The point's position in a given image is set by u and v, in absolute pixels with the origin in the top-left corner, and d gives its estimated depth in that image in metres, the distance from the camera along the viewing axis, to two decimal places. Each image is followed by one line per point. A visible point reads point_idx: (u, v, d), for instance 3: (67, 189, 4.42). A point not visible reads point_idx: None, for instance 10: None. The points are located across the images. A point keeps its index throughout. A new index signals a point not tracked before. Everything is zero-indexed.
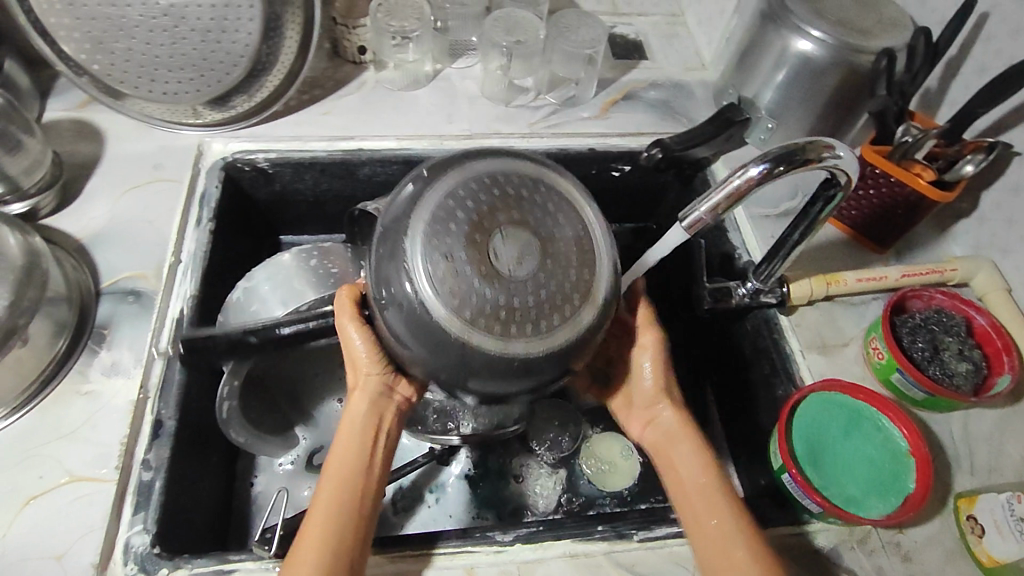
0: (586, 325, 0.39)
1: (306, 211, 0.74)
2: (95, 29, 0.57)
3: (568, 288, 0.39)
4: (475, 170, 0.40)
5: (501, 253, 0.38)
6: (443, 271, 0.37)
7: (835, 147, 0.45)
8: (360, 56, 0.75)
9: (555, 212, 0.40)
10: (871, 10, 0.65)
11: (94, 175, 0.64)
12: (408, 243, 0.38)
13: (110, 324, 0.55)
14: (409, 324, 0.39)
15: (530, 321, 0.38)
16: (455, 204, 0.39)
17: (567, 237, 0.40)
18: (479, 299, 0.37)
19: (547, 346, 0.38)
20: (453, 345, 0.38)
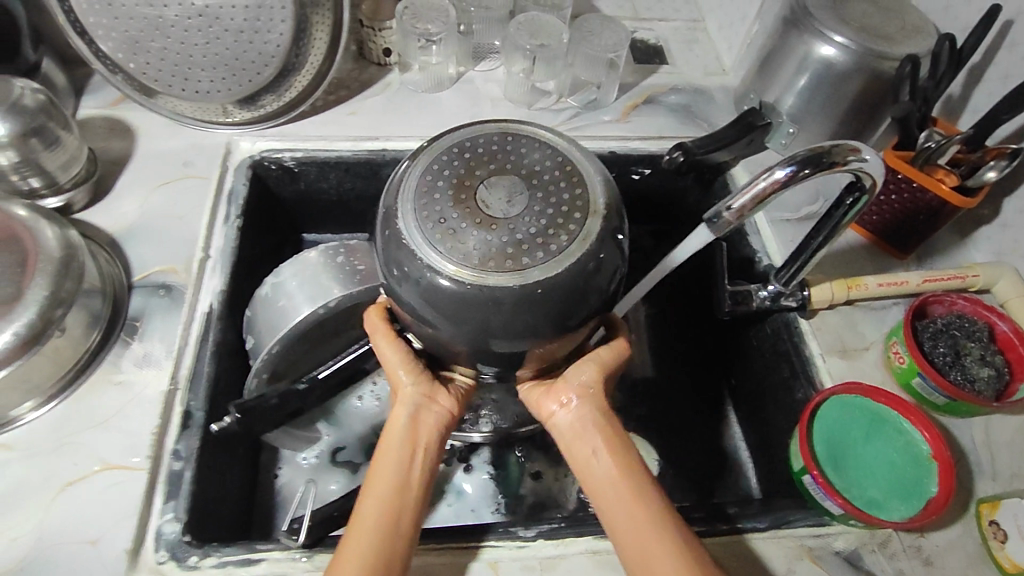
0: (596, 236, 0.38)
1: (329, 210, 0.75)
2: (133, 28, 0.58)
3: (566, 206, 0.38)
4: (444, 143, 0.41)
5: (490, 198, 0.38)
6: (444, 238, 0.37)
7: (861, 151, 0.45)
8: (385, 58, 0.76)
9: (530, 153, 0.40)
10: (894, 16, 0.65)
11: (127, 172, 0.65)
12: (403, 225, 0.39)
13: (141, 317, 0.56)
14: (425, 299, 0.38)
15: (540, 245, 0.37)
16: (434, 177, 0.39)
17: (553, 168, 0.40)
18: (484, 246, 0.37)
19: (561, 263, 0.37)
20: (474, 297, 0.37)
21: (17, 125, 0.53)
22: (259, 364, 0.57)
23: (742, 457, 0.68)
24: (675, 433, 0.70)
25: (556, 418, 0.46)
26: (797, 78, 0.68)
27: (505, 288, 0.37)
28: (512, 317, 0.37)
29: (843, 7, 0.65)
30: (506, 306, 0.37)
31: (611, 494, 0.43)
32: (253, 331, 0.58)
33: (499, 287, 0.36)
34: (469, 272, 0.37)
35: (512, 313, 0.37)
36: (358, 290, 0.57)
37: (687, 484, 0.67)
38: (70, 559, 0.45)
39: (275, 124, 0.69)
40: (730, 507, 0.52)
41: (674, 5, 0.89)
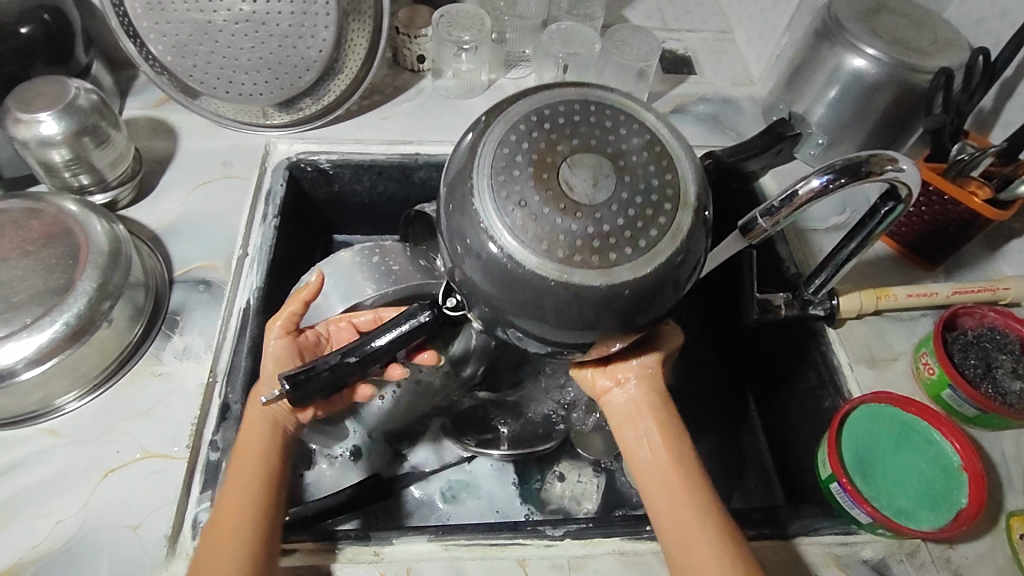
0: (687, 230, 0.37)
1: (361, 212, 0.77)
2: (183, 33, 0.61)
3: (657, 196, 0.37)
4: (522, 112, 0.39)
5: (575, 181, 0.36)
6: (526, 223, 0.36)
7: (897, 160, 0.45)
8: (419, 65, 0.78)
9: (617, 128, 0.38)
10: (926, 29, 0.65)
11: (169, 171, 0.67)
12: (477, 202, 0.37)
13: (182, 311, 0.58)
14: (491, 278, 0.37)
15: (627, 240, 0.36)
16: (510, 151, 0.37)
17: (641, 150, 0.38)
18: (567, 236, 0.35)
19: (652, 263, 0.36)
20: (559, 293, 0.36)
21: (71, 123, 0.56)
22: None
23: (766, 466, 0.68)
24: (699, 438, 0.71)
25: (617, 396, 0.51)
26: (827, 90, 0.69)
27: (581, 286, 0.36)
28: (571, 312, 0.37)
29: (875, 20, 0.66)
30: (572, 297, 0.36)
31: (657, 469, 0.47)
32: None
33: (574, 283, 0.36)
34: (548, 261, 0.36)
35: (577, 308, 0.37)
36: (393, 290, 0.58)
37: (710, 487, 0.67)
38: (112, 543, 0.46)
39: (313, 127, 0.71)
40: (759, 512, 0.52)
41: (703, 17, 0.90)
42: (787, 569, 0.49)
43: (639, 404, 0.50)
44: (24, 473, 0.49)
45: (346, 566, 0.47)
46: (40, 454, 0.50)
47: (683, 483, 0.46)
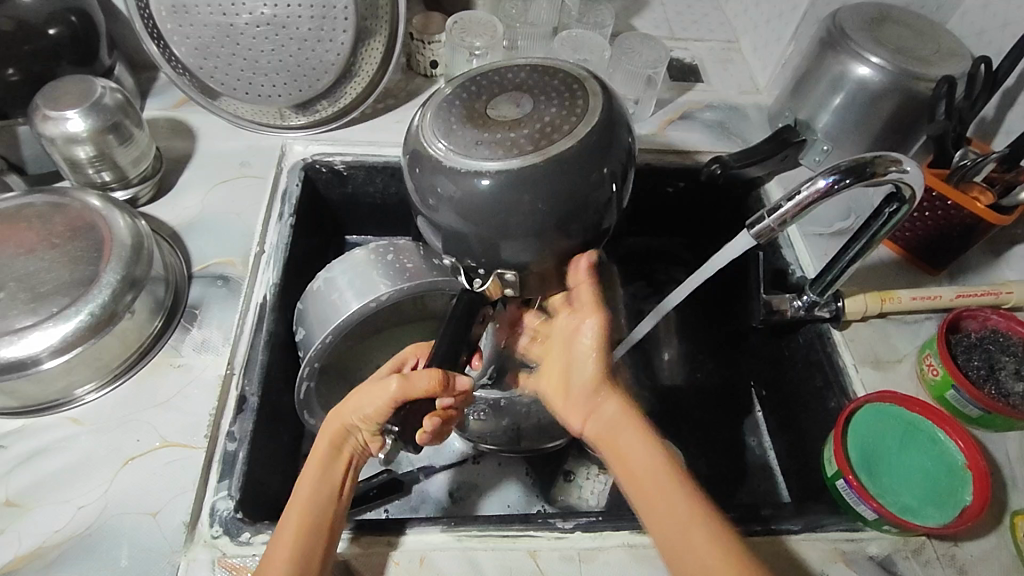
0: (599, 92, 0.46)
1: (372, 213, 0.78)
2: (205, 36, 0.63)
3: (562, 88, 0.46)
4: (434, 103, 0.47)
5: (503, 109, 0.44)
6: (485, 152, 0.43)
7: (902, 162, 0.47)
8: (432, 70, 0.80)
9: (509, 71, 0.47)
10: (930, 39, 0.67)
11: (188, 170, 0.69)
12: (439, 159, 0.44)
13: (201, 305, 0.59)
14: (470, 214, 0.44)
15: (568, 116, 0.44)
16: (446, 124, 0.45)
17: (534, 71, 0.47)
18: (520, 136, 0.43)
19: (594, 117, 0.44)
20: (548, 172, 0.42)
21: (97, 121, 0.57)
22: (311, 354, 0.58)
23: (767, 466, 0.69)
24: (703, 435, 0.72)
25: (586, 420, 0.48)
26: (832, 96, 0.70)
27: (540, 169, 0.42)
28: (537, 207, 0.43)
29: (879, 30, 0.68)
30: (559, 166, 0.42)
31: (641, 481, 0.44)
32: (304, 324, 0.60)
33: (532, 170, 0.42)
34: (506, 163, 0.42)
35: (542, 201, 0.43)
36: (407, 287, 0.59)
37: (707, 483, 0.68)
38: (132, 529, 0.47)
39: (328, 129, 0.73)
40: (766, 509, 0.53)
41: (709, 27, 0.92)
42: (792, 566, 0.50)
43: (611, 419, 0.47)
44: (46, 461, 0.50)
45: (364, 552, 0.48)
46: (61, 442, 0.51)
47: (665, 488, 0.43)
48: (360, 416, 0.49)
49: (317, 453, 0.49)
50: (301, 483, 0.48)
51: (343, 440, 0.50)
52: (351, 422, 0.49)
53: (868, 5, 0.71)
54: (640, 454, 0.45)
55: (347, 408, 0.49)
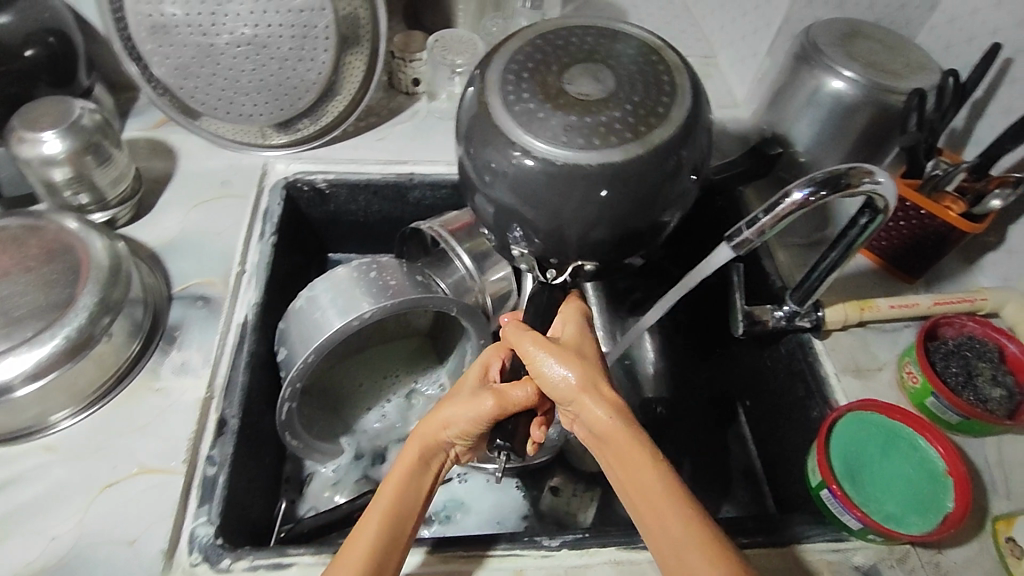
0: (674, 69, 0.51)
1: (354, 231, 0.79)
2: (185, 55, 0.62)
3: (637, 67, 0.50)
4: (498, 78, 0.50)
5: (584, 86, 0.48)
6: (575, 135, 0.46)
7: (874, 173, 0.48)
8: (413, 88, 0.80)
9: (581, 42, 0.51)
10: (899, 54, 0.69)
11: (168, 190, 0.69)
12: (523, 143, 0.47)
13: (181, 327, 0.59)
14: (557, 198, 0.47)
15: (656, 100, 0.48)
16: (521, 105, 0.48)
17: (609, 47, 0.51)
18: (614, 119, 0.47)
19: (678, 102, 0.49)
20: (649, 161, 0.46)
21: (75, 142, 0.57)
22: (293, 374, 0.56)
23: (754, 478, 0.70)
24: (689, 448, 0.73)
25: (575, 427, 0.45)
26: (807, 109, 0.71)
27: (636, 155, 0.46)
28: (627, 193, 0.47)
29: (851, 45, 0.70)
30: (658, 154, 0.47)
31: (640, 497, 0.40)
32: (286, 343, 0.60)
33: (630, 155, 0.46)
34: (604, 149, 0.46)
35: (634, 188, 0.47)
36: (389, 305, 0.58)
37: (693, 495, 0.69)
38: (108, 558, 0.46)
39: (310, 147, 0.73)
40: (751, 521, 0.53)
41: (686, 43, 0.94)
42: None
43: (592, 430, 0.43)
44: (19, 490, 0.49)
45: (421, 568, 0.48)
46: (35, 470, 0.50)
47: (661, 505, 0.39)
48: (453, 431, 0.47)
49: (397, 471, 0.46)
50: (385, 489, 0.45)
51: (432, 452, 0.47)
52: (444, 438, 0.47)
53: (840, 20, 0.72)
54: (635, 467, 0.40)
55: (428, 420, 0.47)
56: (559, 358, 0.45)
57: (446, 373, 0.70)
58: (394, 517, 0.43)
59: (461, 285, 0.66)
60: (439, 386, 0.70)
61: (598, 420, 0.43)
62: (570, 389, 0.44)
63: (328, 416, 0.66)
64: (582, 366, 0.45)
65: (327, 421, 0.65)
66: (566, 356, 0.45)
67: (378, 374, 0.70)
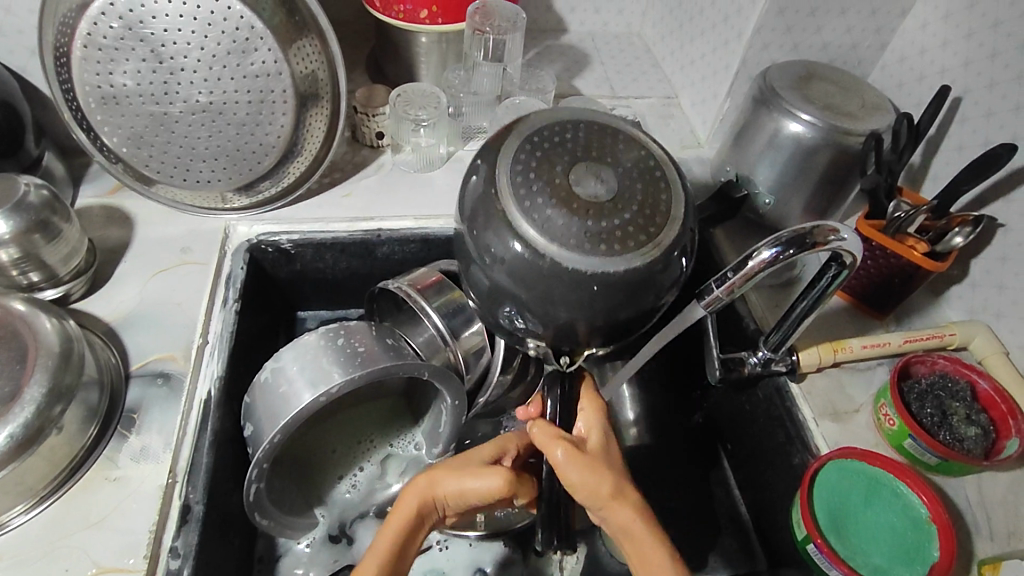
0: (665, 159, 0.51)
1: (322, 290, 0.77)
2: (138, 125, 0.61)
3: (637, 160, 0.48)
4: (505, 180, 0.48)
5: (594, 188, 0.46)
6: (597, 243, 0.45)
7: (839, 230, 0.47)
8: (378, 141, 0.80)
9: (577, 132, 0.49)
10: (855, 95, 0.71)
11: (124, 260, 0.66)
12: (549, 256, 0.45)
13: (139, 408, 0.56)
14: (572, 299, 0.47)
15: (660, 198, 0.48)
16: (535, 212, 0.46)
17: (606, 140, 0.49)
18: (629, 224, 0.46)
19: (678, 197, 0.49)
20: (662, 262, 0.47)
21: (22, 221, 0.55)
22: (259, 454, 0.54)
23: (741, 524, 0.69)
24: (675, 496, 0.71)
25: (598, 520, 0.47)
26: (769, 151, 0.72)
27: (650, 258, 0.46)
28: (635, 290, 0.47)
29: (807, 88, 0.71)
30: (670, 254, 0.47)
31: None
32: (251, 420, 0.57)
33: (645, 259, 0.46)
34: (626, 257, 0.46)
35: (638, 285, 0.47)
36: (360, 373, 0.56)
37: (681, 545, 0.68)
38: None
39: (272, 208, 0.71)
40: None
41: (648, 84, 0.95)
42: None
43: (618, 530, 0.45)
44: None
45: None
46: None
47: None
48: (455, 482, 0.48)
49: (404, 510, 0.46)
50: (387, 529, 0.46)
51: (431, 502, 0.48)
52: (447, 502, 0.48)
53: (796, 64, 0.74)
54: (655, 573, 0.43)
55: (444, 469, 0.49)
56: (590, 469, 0.45)
57: (423, 432, 0.68)
58: (392, 560, 0.45)
59: (433, 345, 0.65)
60: (417, 447, 0.68)
61: (626, 523, 0.45)
62: (601, 498, 0.45)
63: (300, 489, 0.63)
64: (612, 473, 0.46)
65: (300, 493, 0.63)
66: (596, 465, 0.46)
67: (353, 440, 0.68)
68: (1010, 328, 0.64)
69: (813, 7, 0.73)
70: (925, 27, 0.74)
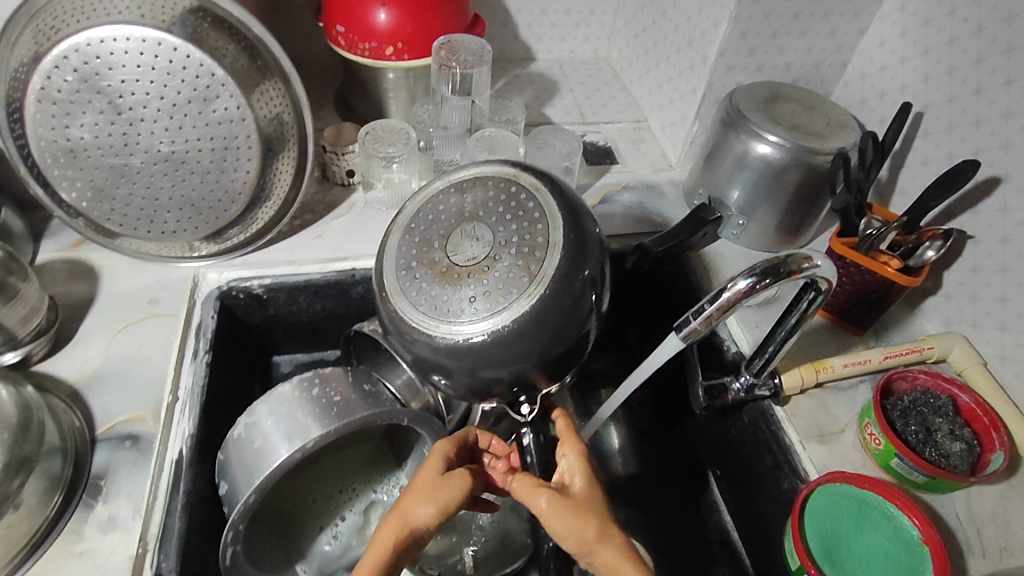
0: (533, 186, 0.52)
1: (298, 333, 0.76)
2: (98, 178, 0.60)
3: (501, 207, 0.51)
4: (392, 278, 0.52)
5: (467, 252, 0.49)
6: (483, 304, 0.48)
7: (813, 258, 0.47)
8: (349, 179, 0.79)
9: (443, 204, 0.53)
10: (819, 114, 0.72)
11: (88, 317, 0.64)
12: (440, 335, 0.49)
13: (106, 473, 0.54)
14: (479, 360, 0.49)
15: (537, 231, 0.49)
16: (423, 296, 0.50)
17: (473, 199, 0.52)
18: (508, 272, 0.48)
19: (551, 218, 0.50)
20: (555, 292, 0.48)
21: None
22: (234, 516, 0.51)
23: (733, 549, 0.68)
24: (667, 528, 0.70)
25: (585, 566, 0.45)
26: (738, 173, 0.72)
27: (537, 297, 0.48)
28: (537, 332, 0.48)
29: (773, 108, 0.72)
30: (563, 279, 0.48)
31: None
32: (226, 477, 0.55)
33: (532, 300, 0.48)
34: (512, 305, 0.48)
35: (542, 328, 0.48)
36: (336, 425, 0.54)
37: None
38: None
39: (242, 253, 0.69)
40: None
41: (618, 109, 0.96)
42: None
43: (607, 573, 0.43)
44: None
45: None
46: None
47: None
48: (431, 509, 0.45)
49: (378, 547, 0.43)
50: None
51: (409, 536, 0.44)
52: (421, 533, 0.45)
53: (761, 85, 0.75)
54: None
55: (413, 499, 0.45)
56: (573, 512, 0.44)
57: (407, 476, 0.66)
58: None
59: (412, 386, 0.65)
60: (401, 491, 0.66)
61: (614, 564, 0.43)
62: (587, 542, 0.43)
63: (281, 546, 0.61)
64: (596, 516, 0.44)
65: (281, 550, 0.61)
66: (579, 508, 0.44)
67: (335, 488, 0.66)
68: (986, 338, 0.64)
69: (774, 29, 0.74)
70: (884, 45, 0.75)
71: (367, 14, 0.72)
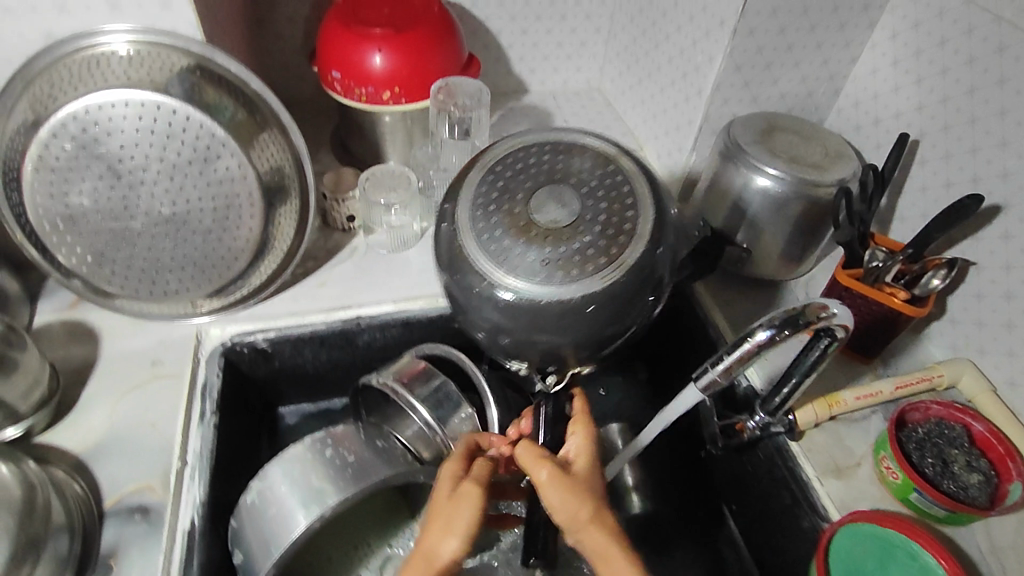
0: (630, 170, 0.53)
1: (304, 383, 0.75)
2: (98, 243, 0.58)
3: (594, 179, 0.52)
4: (469, 213, 0.52)
5: (550, 213, 0.50)
6: (554, 270, 0.49)
7: (829, 306, 0.48)
8: (349, 224, 0.78)
9: (536, 159, 0.53)
10: (816, 144, 0.73)
11: (91, 381, 0.63)
12: (505, 286, 0.49)
13: (117, 550, 0.53)
14: (541, 323, 0.50)
15: (624, 215, 0.51)
16: (495, 239, 0.50)
17: (567, 163, 0.53)
18: (586, 249, 0.49)
19: (643, 209, 0.51)
20: (628, 279, 0.50)
21: None
22: None
23: None
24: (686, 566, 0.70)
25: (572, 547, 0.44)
26: (739, 205, 0.73)
27: (611, 280, 0.49)
28: (604, 311, 0.50)
29: (771, 140, 0.72)
30: (637, 270, 0.50)
31: None
32: (241, 545, 0.54)
33: (606, 282, 0.49)
34: (583, 279, 0.49)
35: (608, 307, 0.50)
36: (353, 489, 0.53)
37: None
38: None
39: (244, 307, 0.68)
40: None
41: None
42: None
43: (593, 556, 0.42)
44: None
45: None
46: None
47: None
48: (455, 543, 0.43)
49: None
50: None
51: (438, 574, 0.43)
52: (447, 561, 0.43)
53: (757, 116, 0.75)
54: None
55: (435, 536, 0.44)
56: (572, 490, 0.43)
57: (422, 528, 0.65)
58: None
59: (423, 437, 0.63)
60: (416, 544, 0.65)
61: (603, 548, 0.42)
62: (580, 520, 0.42)
63: None
64: (594, 498, 0.44)
65: None
66: (579, 487, 0.44)
67: (349, 544, 0.65)
68: (994, 364, 0.65)
69: (768, 61, 0.74)
70: (876, 73, 0.76)
71: (362, 58, 0.71)
